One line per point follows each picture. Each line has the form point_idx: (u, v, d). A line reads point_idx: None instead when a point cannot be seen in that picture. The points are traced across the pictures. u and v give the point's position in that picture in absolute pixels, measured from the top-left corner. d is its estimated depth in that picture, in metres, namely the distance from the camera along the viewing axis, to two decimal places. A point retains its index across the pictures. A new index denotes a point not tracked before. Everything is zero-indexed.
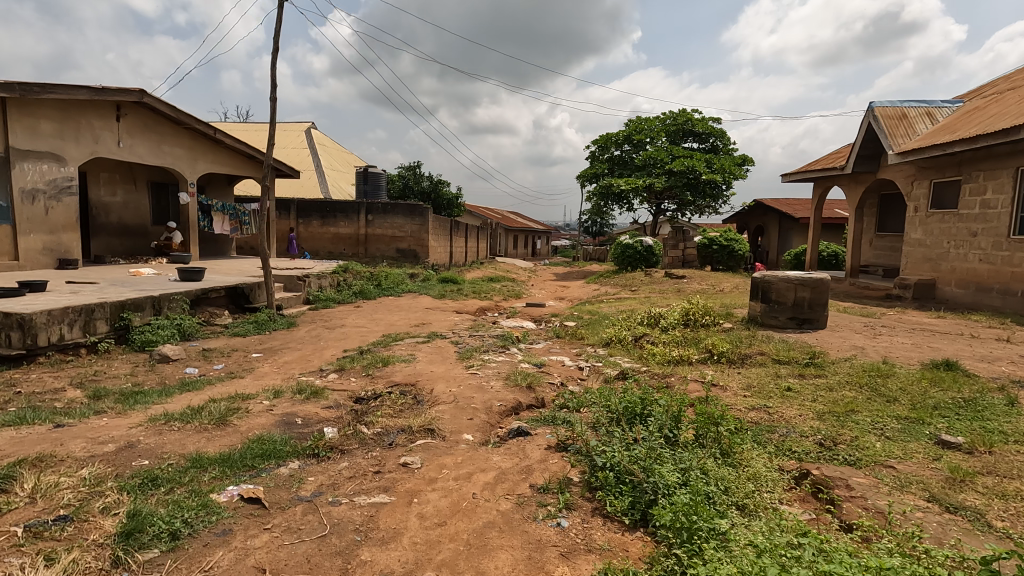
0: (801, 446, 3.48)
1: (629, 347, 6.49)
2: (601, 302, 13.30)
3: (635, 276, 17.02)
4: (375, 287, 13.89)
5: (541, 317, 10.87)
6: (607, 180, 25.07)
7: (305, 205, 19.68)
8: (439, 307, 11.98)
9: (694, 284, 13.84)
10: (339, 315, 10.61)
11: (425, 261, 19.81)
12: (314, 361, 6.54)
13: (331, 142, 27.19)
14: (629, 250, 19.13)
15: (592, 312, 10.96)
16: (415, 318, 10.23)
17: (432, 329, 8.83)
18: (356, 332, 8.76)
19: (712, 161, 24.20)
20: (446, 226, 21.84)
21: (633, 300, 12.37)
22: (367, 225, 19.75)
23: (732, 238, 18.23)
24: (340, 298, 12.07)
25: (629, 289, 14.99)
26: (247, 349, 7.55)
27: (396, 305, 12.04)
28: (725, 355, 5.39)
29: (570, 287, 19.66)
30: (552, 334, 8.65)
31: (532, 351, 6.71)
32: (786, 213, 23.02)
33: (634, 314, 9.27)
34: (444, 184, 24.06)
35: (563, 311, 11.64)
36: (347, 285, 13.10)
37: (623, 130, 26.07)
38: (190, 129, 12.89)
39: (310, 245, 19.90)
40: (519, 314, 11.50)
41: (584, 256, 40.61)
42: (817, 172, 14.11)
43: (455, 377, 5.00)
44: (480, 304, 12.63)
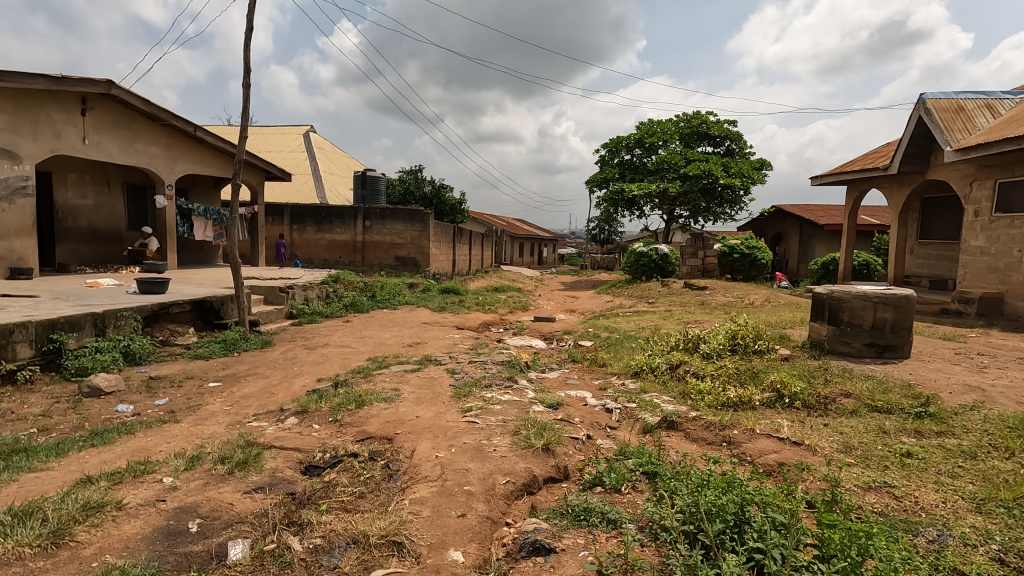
0: (976, 566, 2.23)
1: (666, 380, 5.26)
2: (616, 317, 12.06)
3: (651, 288, 15.74)
4: (369, 298, 12.73)
5: (551, 334, 9.66)
6: (618, 186, 23.89)
7: (299, 210, 18.62)
8: (438, 322, 10.78)
9: (718, 297, 12.58)
10: (324, 332, 9.43)
11: (426, 270, 18.65)
12: (278, 396, 5.34)
13: (330, 146, 26.16)
14: (643, 258, 17.91)
15: (608, 330, 9.73)
16: (410, 336, 9.03)
17: (427, 350, 7.64)
18: (339, 354, 7.57)
19: (729, 165, 22.99)
20: (449, 232, 20.70)
21: (653, 316, 11.13)
22: (364, 231, 18.65)
23: (753, 247, 17.08)
24: (328, 312, 10.89)
25: (646, 302, 13.72)
26: (205, 377, 6.36)
27: (390, 319, 10.85)
28: (798, 398, 4.14)
29: (579, 298, 18.43)
30: (566, 357, 7.43)
31: (545, 384, 5.49)
32: (808, 219, 21.74)
33: (660, 334, 8.03)
34: (447, 189, 22.93)
35: (576, 327, 10.41)
36: (337, 297, 11.92)
37: (635, 133, 24.92)
38: (167, 126, 11.80)
39: (304, 252, 18.82)
40: (527, 331, 10.29)
41: (591, 265, 39.32)
42: (854, 174, 12.86)
43: (447, 428, 3.79)
44: (483, 319, 11.44)
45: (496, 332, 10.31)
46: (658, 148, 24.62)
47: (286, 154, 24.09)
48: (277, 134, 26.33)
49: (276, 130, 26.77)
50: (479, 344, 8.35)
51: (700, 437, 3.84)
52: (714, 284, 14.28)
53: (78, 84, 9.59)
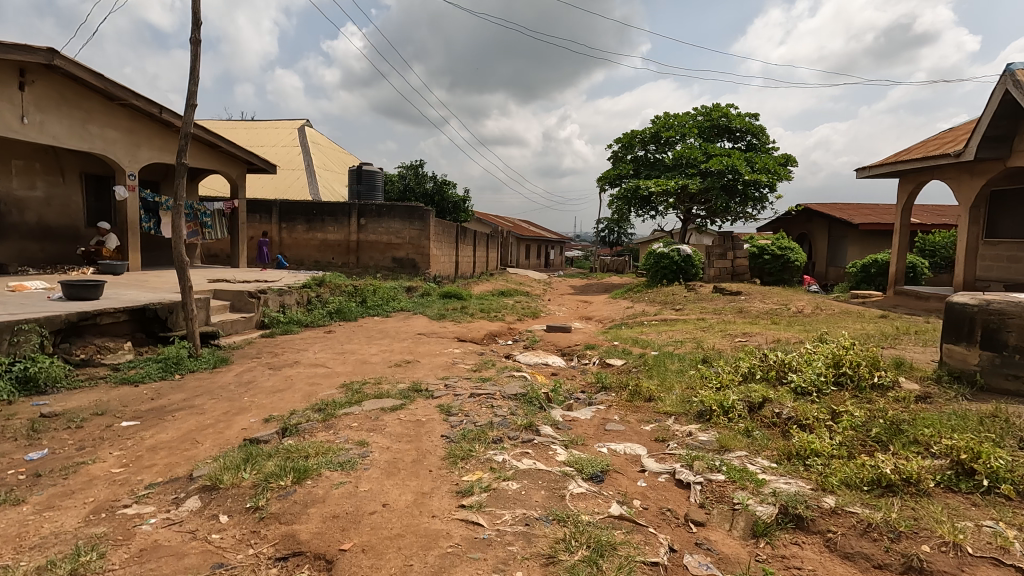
0: None
1: (753, 432, 3.66)
2: (641, 327, 10.50)
3: (675, 293, 14.15)
4: (359, 305, 11.19)
5: (571, 348, 8.08)
6: (633, 183, 22.30)
7: (288, 206, 17.13)
8: (435, 333, 9.22)
9: (758, 305, 10.99)
10: (299, 345, 7.88)
11: (426, 272, 17.11)
12: (199, 450, 3.77)
13: (326, 142, 24.70)
14: (664, 260, 16.33)
15: (638, 344, 8.15)
16: (402, 352, 7.48)
17: (420, 372, 6.06)
18: (308, 377, 6.01)
19: (753, 159, 21.28)
20: (451, 232, 19.18)
21: (686, 327, 9.55)
22: (359, 230, 17.13)
23: (786, 248, 15.61)
24: (309, 321, 9.36)
25: (674, 310, 12.14)
26: (123, 411, 4.82)
27: (380, 330, 9.29)
28: (1006, 481, 2.56)
29: (593, 304, 16.90)
30: (595, 384, 5.85)
31: (577, 430, 3.90)
32: (839, 219, 20.12)
33: (711, 353, 6.43)
34: (449, 185, 21.39)
35: (599, 340, 8.84)
36: (321, 302, 10.40)
37: (650, 127, 23.38)
38: (128, 106, 10.33)
39: (293, 253, 17.34)
40: (540, 344, 8.73)
41: (600, 268, 37.74)
42: (913, 162, 11.25)
43: (431, 545, 2.21)
44: (488, 329, 9.87)
45: (504, 346, 8.75)
46: (676, 142, 23.03)
47: (279, 149, 22.65)
48: (270, 128, 24.92)
49: (270, 124, 25.36)
50: (484, 363, 6.79)
51: (860, 555, 2.26)
52: (748, 288, 12.68)
53: (10, 50, 8.10)
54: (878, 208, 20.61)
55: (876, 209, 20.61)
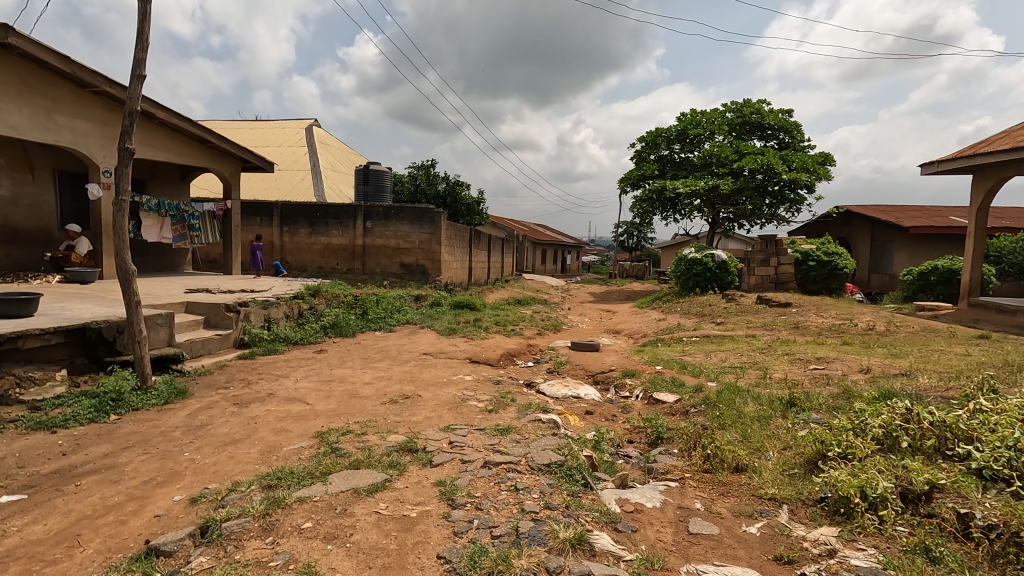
0: None
1: (938, 553, 2.28)
2: (681, 346, 9.08)
3: (712, 304, 12.71)
4: (359, 317, 9.92)
5: (606, 374, 6.72)
6: (658, 184, 20.89)
7: (290, 208, 16.01)
8: (444, 354, 7.88)
9: (815, 320, 9.56)
10: (281, 369, 6.60)
11: (437, 280, 15.86)
12: (74, 563, 2.48)
13: (335, 142, 23.64)
14: (696, 266, 15.02)
15: (687, 370, 6.76)
16: (402, 381, 6.15)
17: (420, 414, 4.72)
18: (277, 420, 4.70)
19: (790, 157, 19.66)
20: (464, 237, 17.91)
21: (739, 347, 8.13)
22: (364, 233, 15.94)
23: (832, 253, 14.14)
24: (298, 338, 8.09)
25: (715, 325, 10.71)
26: (14, 476, 3.55)
27: (379, 348, 8.00)
28: None
29: (618, 314, 15.51)
30: (649, 434, 4.46)
31: (647, 538, 2.55)
32: (885, 222, 18.51)
33: (794, 392, 5.01)
34: (463, 187, 20.12)
35: (637, 363, 7.45)
36: (316, 315, 9.16)
37: (676, 125, 21.97)
38: (101, 93, 9.24)
39: (295, 258, 16.22)
40: (567, 368, 7.37)
41: (619, 274, 36.30)
42: (995, 156, 9.74)
43: None
44: (504, 347, 8.52)
45: (524, 370, 7.40)
46: (704, 140, 21.57)
47: (285, 150, 21.63)
48: (277, 128, 23.93)
49: (277, 125, 24.40)
50: (501, 397, 5.43)
51: None
52: (799, 300, 11.23)
53: None
54: (928, 211, 18.92)
55: (925, 211, 18.92)
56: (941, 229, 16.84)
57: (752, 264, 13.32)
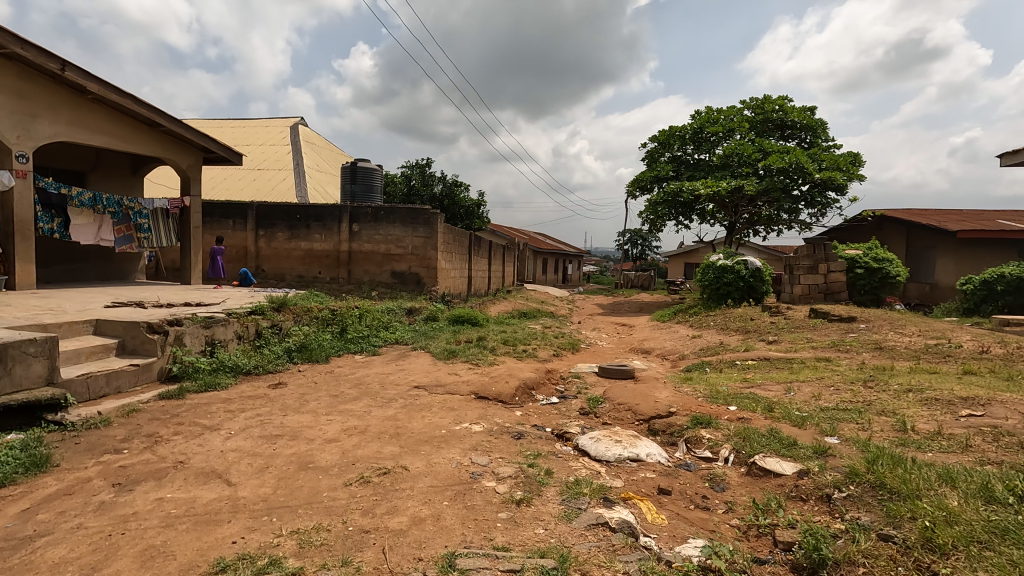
0: None
1: None
2: (739, 374, 7.24)
3: (754, 318, 10.89)
4: (336, 336, 8.04)
5: (668, 421, 4.84)
6: (674, 185, 19.18)
7: (267, 210, 14.20)
8: (442, 387, 6.00)
9: (900, 341, 7.75)
10: (214, 415, 4.71)
11: (432, 290, 14.03)
12: None
13: (322, 141, 21.83)
14: (727, 275, 13.34)
15: (776, 413, 4.92)
16: (381, 437, 4.24)
17: (405, 514, 2.84)
18: (163, 525, 2.80)
19: (820, 155, 17.98)
20: (463, 243, 16.11)
21: (823, 377, 6.29)
22: (350, 238, 14.08)
23: (881, 259, 12.65)
24: (251, 366, 6.20)
25: (768, 344, 8.85)
26: None
27: (357, 380, 6.12)
28: None
29: (638, 329, 13.72)
30: (796, 554, 2.63)
31: None
32: (926, 228, 16.83)
33: (1000, 470, 3.16)
34: (462, 188, 18.32)
35: (699, 401, 5.57)
36: (281, 334, 7.27)
37: (692, 123, 20.33)
38: (15, 57, 7.43)
39: (272, 266, 14.38)
40: (608, 409, 5.49)
41: (623, 284, 34.54)
42: None
43: None
44: (519, 376, 6.64)
45: (550, 413, 5.51)
46: (723, 139, 19.91)
47: (266, 149, 19.80)
48: (259, 127, 22.11)
49: (259, 124, 22.56)
50: (532, 470, 3.54)
51: None
52: (864, 314, 9.43)
53: None
54: (971, 213, 17.25)
55: (967, 214, 17.28)
56: (993, 233, 15.18)
57: (798, 272, 11.52)
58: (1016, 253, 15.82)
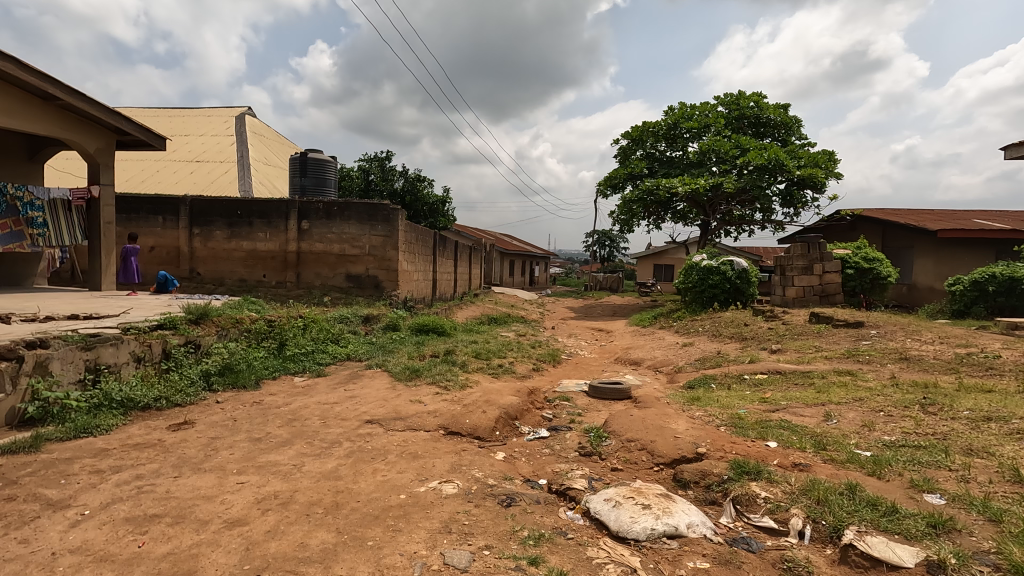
0: None
1: None
2: (754, 393, 6.19)
3: (748, 323, 9.99)
4: (272, 353, 6.63)
5: (700, 468, 3.68)
6: (649, 182, 18.32)
7: (203, 205, 12.53)
8: (402, 423, 4.70)
9: (926, 350, 6.88)
10: (72, 481, 3.29)
11: (392, 295, 12.65)
12: None
13: (271, 133, 20.05)
14: (712, 276, 12.45)
15: (834, 453, 3.85)
16: (312, 516, 2.91)
17: None
18: None
19: (798, 152, 17.39)
20: (427, 242, 14.76)
21: (862, 397, 5.28)
22: (299, 236, 12.53)
23: (872, 258, 12.03)
24: (150, 400, 4.75)
25: (774, 354, 7.87)
26: None
27: (291, 414, 4.76)
28: None
29: (619, 336, 12.69)
30: None
31: None
32: (905, 228, 16.45)
33: None
34: (425, 183, 16.95)
35: (727, 434, 4.44)
36: (200, 353, 5.80)
37: (666, 119, 19.53)
38: None
39: (209, 269, 12.71)
40: (616, 449, 4.29)
41: (592, 286, 33.73)
42: None
43: None
44: (498, 402, 5.39)
45: (542, 457, 4.28)
46: (699, 135, 19.15)
47: (206, 140, 17.91)
48: (200, 117, 20.14)
49: (200, 113, 20.55)
50: None
51: None
52: (872, 319, 8.61)
53: None
54: (947, 213, 16.98)
55: (944, 213, 16.98)
56: (973, 233, 14.82)
57: (792, 273, 10.68)
58: (993, 253, 15.53)
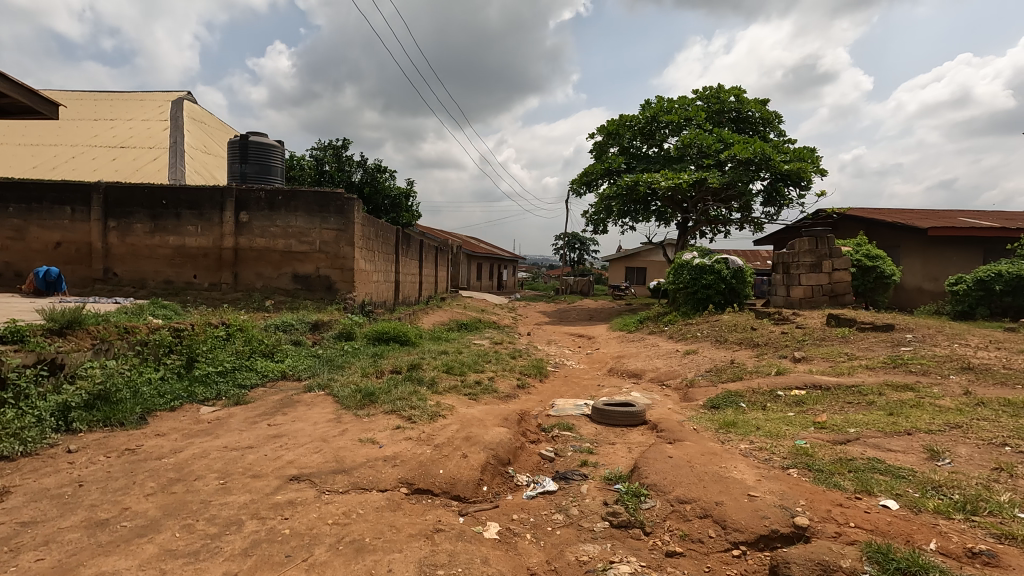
0: None
1: None
2: (803, 415, 4.92)
3: (755, 327, 8.84)
4: (178, 374, 4.97)
5: (817, 559, 2.32)
6: (629, 178, 17.19)
7: (120, 193, 10.61)
8: (345, 480, 3.18)
9: (987, 359, 5.76)
10: None
11: (347, 298, 11.01)
12: None
13: (214, 121, 18.05)
14: (706, 276, 11.34)
15: (1002, 525, 2.54)
16: None
17: None
18: None
19: (783, 146, 16.58)
20: (388, 238, 13.17)
21: (957, 423, 4.05)
22: (237, 230, 10.75)
23: (874, 255, 11.13)
24: None
25: (802, 364, 6.67)
26: None
27: (176, 471, 3.17)
28: None
29: (605, 342, 11.40)
30: None
31: None
32: (892, 227, 15.79)
33: None
34: (387, 175, 15.33)
35: (815, 487, 3.10)
36: (60, 378, 4.09)
37: (644, 112, 18.48)
38: None
39: (128, 269, 10.79)
40: (664, 518, 2.88)
41: (563, 289, 32.53)
42: None
43: None
44: (482, 438, 3.92)
45: (555, 533, 2.85)
46: (679, 129, 18.17)
47: (136, 125, 15.82)
48: (132, 101, 17.97)
49: (132, 96, 18.33)
50: None
51: None
52: (901, 322, 7.54)
53: None
54: (932, 211, 16.41)
55: (929, 212, 16.40)
56: (964, 231, 14.18)
57: (799, 270, 9.63)
58: (982, 253, 14.93)
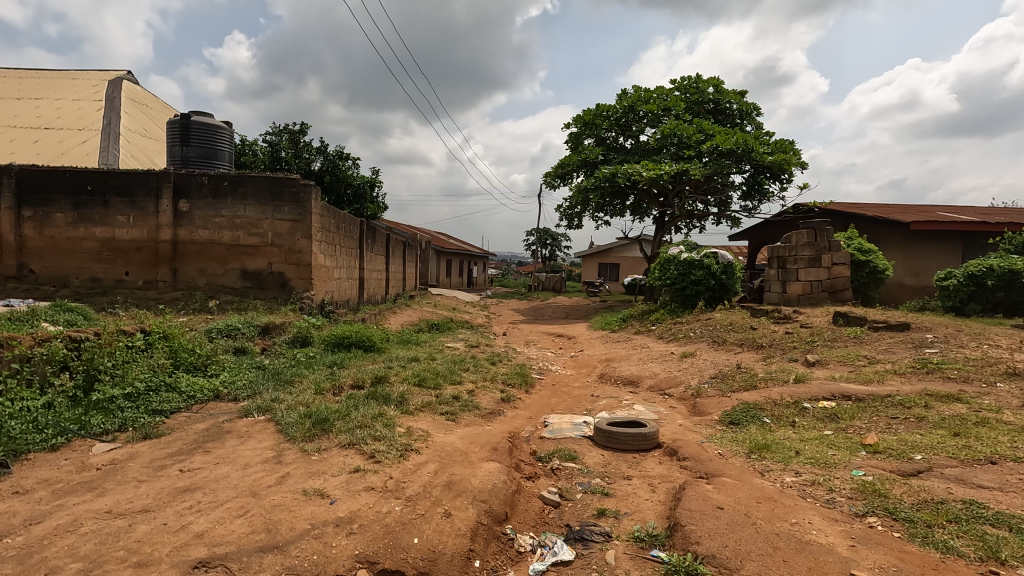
0: None
1: None
2: (845, 435, 4.14)
3: (754, 326, 8.15)
4: (71, 398, 3.86)
5: None
6: (607, 169, 16.43)
7: (36, 177, 9.20)
8: (277, 565, 2.20)
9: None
10: None
11: (304, 297, 9.87)
12: None
13: (156, 104, 16.44)
14: (694, 271, 10.64)
15: None
16: None
17: None
18: None
19: (765, 138, 16.10)
20: (350, 231, 12.04)
21: None
22: (176, 220, 9.47)
23: (867, 249, 10.64)
24: None
25: (819, 370, 5.95)
26: None
27: (21, 561, 2.14)
28: None
29: (589, 343, 10.58)
30: None
31: None
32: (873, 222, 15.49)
33: None
34: (350, 162, 14.16)
35: (930, 555, 2.28)
36: None
37: (622, 102, 17.75)
38: None
39: (47, 265, 9.39)
40: None
41: (536, 286, 31.69)
42: None
43: None
44: (468, 485, 2.98)
45: None
46: (657, 120, 17.51)
47: (64, 105, 14.16)
48: (61, 79, 16.20)
49: (62, 74, 16.54)
50: None
51: None
52: (915, 321, 6.94)
53: None
54: (911, 205, 16.18)
55: (908, 206, 16.16)
56: (946, 225, 13.93)
57: (796, 265, 8.98)
58: (961, 247, 14.70)
